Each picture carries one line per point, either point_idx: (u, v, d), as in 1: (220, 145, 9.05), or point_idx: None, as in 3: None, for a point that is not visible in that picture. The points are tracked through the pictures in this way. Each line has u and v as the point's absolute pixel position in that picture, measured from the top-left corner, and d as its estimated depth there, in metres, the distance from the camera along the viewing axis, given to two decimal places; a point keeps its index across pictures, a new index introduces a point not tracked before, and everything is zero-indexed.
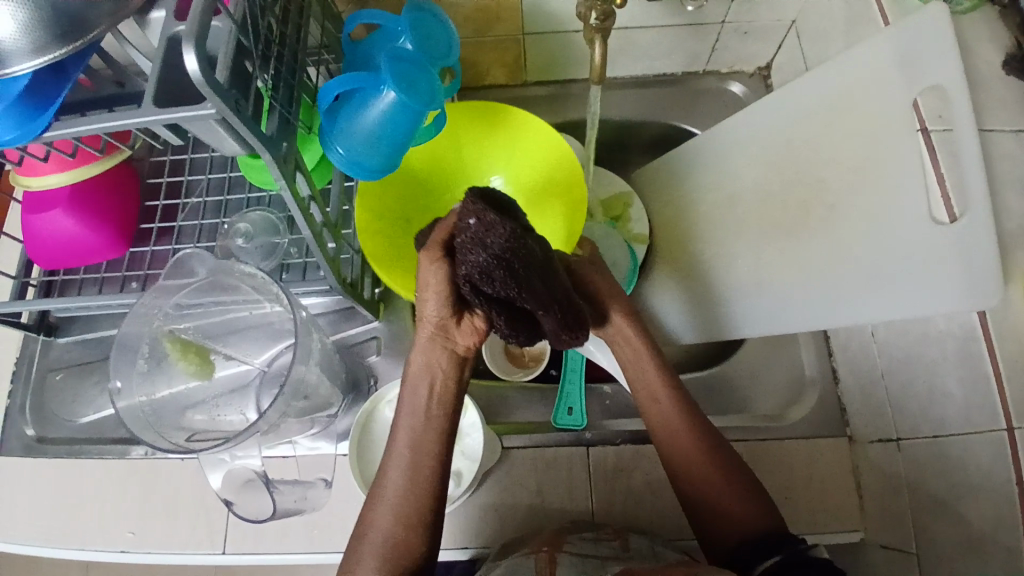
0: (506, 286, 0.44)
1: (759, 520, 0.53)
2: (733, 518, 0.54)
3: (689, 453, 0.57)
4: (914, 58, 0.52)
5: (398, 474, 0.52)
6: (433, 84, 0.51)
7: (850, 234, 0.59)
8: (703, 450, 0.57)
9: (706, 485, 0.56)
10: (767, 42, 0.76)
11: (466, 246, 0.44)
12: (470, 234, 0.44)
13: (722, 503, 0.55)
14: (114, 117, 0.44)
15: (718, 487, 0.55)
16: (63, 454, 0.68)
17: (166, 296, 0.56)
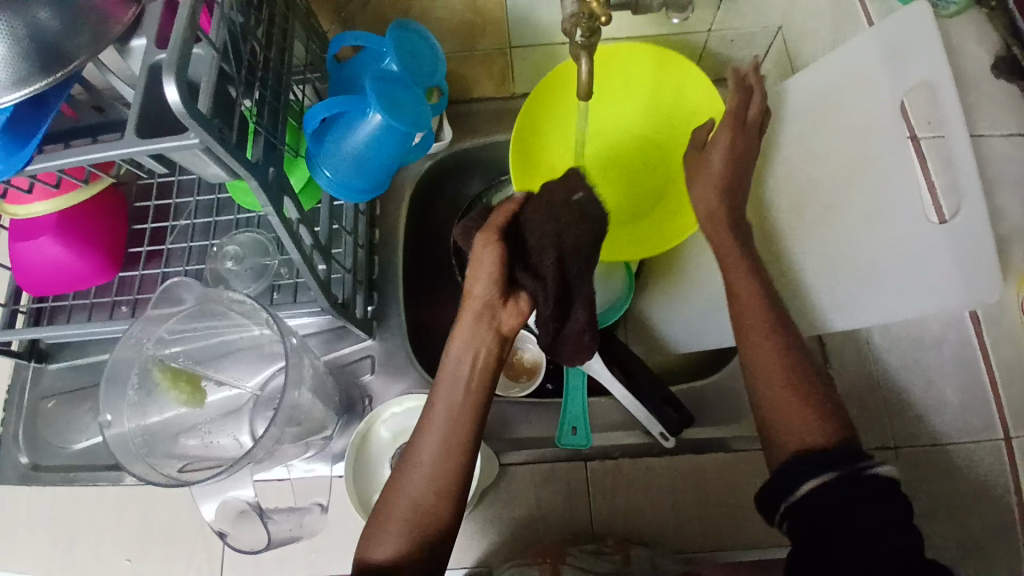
0: (572, 261, 0.49)
1: (824, 433, 0.48)
2: (791, 423, 0.49)
3: (771, 354, 0.53)
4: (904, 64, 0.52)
5: (432, 443, 0.51)
6: (420, 105, 0.51)
7: (842, 241, 0.59)
8: (788, 360, 0.52)
9: (777, 393, 0.51)
10: (754, 48, 0.74)
11: (542, 218, 0.50)
12: (548, 210, 0.50)
13: (786, 415, 0.50)
14: (97, 149, 0.44)
15: (792, 401, 0.50)
16: (58, 482, 0.68)
17: (155, 326, 0.54)
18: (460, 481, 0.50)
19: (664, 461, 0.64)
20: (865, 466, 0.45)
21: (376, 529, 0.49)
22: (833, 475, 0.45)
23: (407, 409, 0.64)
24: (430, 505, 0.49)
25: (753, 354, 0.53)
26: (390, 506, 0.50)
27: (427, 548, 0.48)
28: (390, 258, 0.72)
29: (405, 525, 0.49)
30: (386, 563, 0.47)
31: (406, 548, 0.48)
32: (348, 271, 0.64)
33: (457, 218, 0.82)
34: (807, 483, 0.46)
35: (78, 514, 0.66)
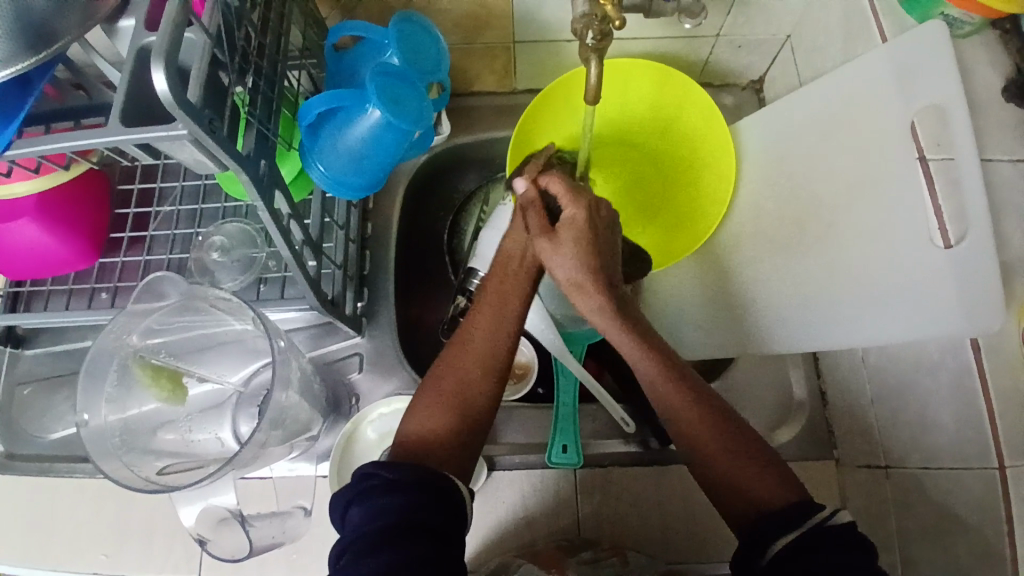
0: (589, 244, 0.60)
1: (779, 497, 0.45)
2: (750, 489, 0.45)
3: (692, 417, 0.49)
4: (917, 82, 0.50)
5: (483, 318, 0.53)
6: (422, 101, 0.49)
7: (844, 257, 0.58)
8: (713, 427, 0.48)
9: (721, 463, 0.47)
10: (761, 55, 0.72)
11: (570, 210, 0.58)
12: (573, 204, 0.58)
13: (739, 487, 0.46)
14: (80, 136, 0.41)
15: (733, 461, 0.47)
16: (32, 473, 0.66)
17: (135, 320, 0.52)
18: (502, 356, 0.52)
19: (654, 472, 0.63)
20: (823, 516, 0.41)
21: (420, 405, 0.50)
22: (796, 535, 0.41)
23: (396, 411, 0.63)
24: (475, 385, 0.51)
25: (671, 412, 0.50)
26: (439, 379, 0.51)
27: (471, 424, 0.49)
28: (381, 253, 0.71)
29: (453, 400, 0.50)
30: (428, 432, 0.48)
31: (446, 427, 0.49)
32: (339, 267, 0.63)
33: (452, 214, 0.81)
34: (774, 543, 0.41)
35: (53, 507, 0.64)
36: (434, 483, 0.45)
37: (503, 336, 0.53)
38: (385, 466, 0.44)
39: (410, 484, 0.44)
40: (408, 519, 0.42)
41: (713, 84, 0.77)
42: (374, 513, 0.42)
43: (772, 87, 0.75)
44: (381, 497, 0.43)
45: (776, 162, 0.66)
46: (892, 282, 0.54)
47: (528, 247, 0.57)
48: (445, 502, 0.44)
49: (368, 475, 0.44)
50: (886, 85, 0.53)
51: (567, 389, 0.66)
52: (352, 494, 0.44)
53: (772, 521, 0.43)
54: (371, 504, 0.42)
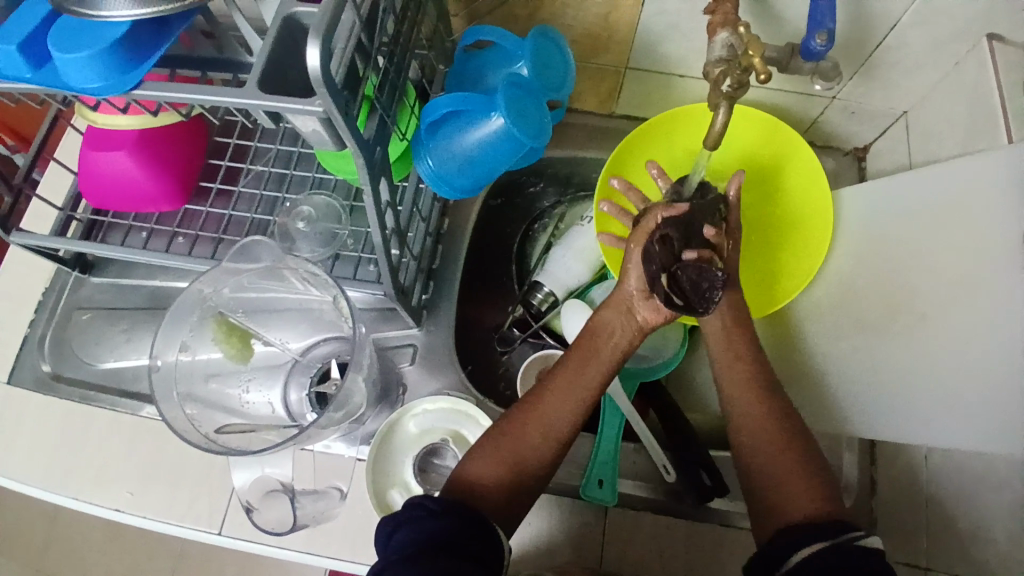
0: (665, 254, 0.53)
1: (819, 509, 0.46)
2: (792, 500, 0.47)
3: (755, 418, 0.53)
4: None
5: (558, 388, 0.53)
6: (543, 116, 0.48)
7: (929, 354, 0.55)
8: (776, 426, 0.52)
9: (765, 461, 0.50)
10: (870, 126, 0.71)
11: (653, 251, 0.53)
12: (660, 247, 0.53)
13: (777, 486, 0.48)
14: (216, 93, 0.42)
15: (779, 455, 0.50)
16: (75, 398, 0.67)
17: (227, 276, 0.53)
18: (566, 430, 0.52)
19: (687, 525, 0.62)
20: (853, 536, 0.42)
21: (480, 449, 0.51)
22: (822, 544, 0.42)
23: (439, 408, 0.63)
24: (536, 447, 0.51)
25: (742, 416, 0.53)
26: (500, 432, 0.52)
27: (519, 487, 0.50)
28: (454, 251, 0.71)
29: (510, 456, 0.50)
30: (479, 478, 0.49)
31: (502, 481, 0.49)
32: (416, 258, 0.63)
33: (527, 224, 0.81)
34: (799, 550, 0.43)
35: (88, 435, 0.65)
36: (473, 516, 0.45)
37: (572, 410, 0.53)
38: (432, 496, 0.45)
39: (453, 514, 0.44)
40: (446, 543, 0.42)
41: (815, 145, 0.76)
42: (411, 536, 0.43)
43: (875, 159, 0.73)
44: (422, 522, 0.43)
45: (875, 240, 0.64)
46: (964, 385, 0.52)
47: (618, 319, 0.56)
48: (487, 534, 0.44)
49: (416, 503, 0.45)
50: (998, 181, 0.52)
51: (613, 423, 0.65)
52: (396, 521, 0.45)
53: (801, 527, 0.44)
54: (413, 526, 0.43)
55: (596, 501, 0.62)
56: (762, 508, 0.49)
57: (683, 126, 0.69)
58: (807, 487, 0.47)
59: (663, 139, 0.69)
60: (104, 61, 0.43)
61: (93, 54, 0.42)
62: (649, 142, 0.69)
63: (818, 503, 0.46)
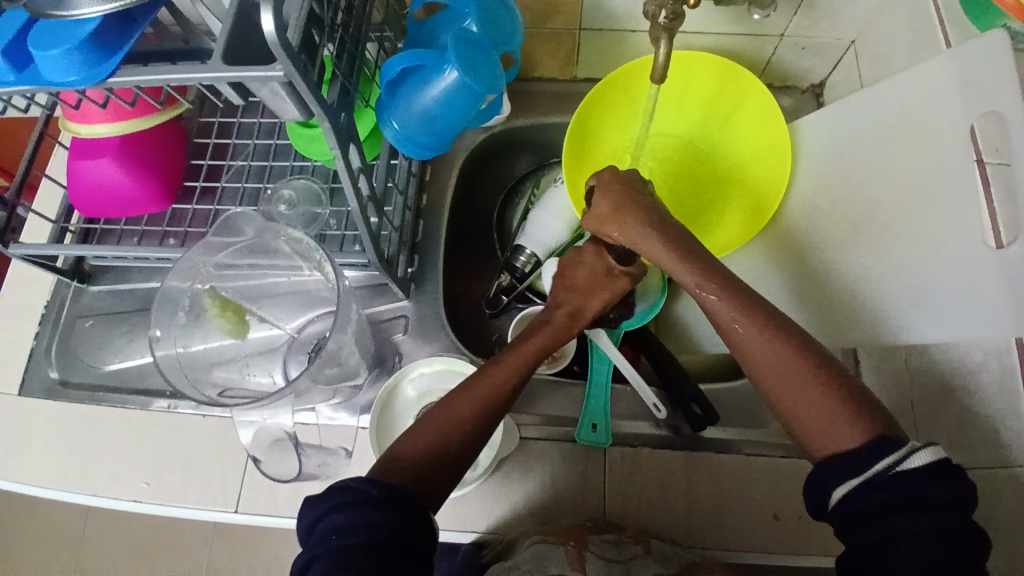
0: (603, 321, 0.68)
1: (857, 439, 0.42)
2: (822, 435, 0.44)
3: (765, 355, 0.47)
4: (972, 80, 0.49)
5: (501, 371, 0.54)
6: (496, 69, 0.51)
7: (894, 257, 0.56)
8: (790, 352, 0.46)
9: (784, 391, 0.46)
10: (823, 59, 0.73)
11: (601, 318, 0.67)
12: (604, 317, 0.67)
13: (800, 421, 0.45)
14: (183, 71, 0.45)
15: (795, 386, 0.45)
16: (84, 400, 0.69)
17: (211, 254, 0.56)
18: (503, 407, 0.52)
19: (683, 457, 0.64)
20: (891, 462, 0.40)
21: (415, 428, 0.50)
22: (859, 480, 0.41)
23: (435, 370, 0.65)
24: (479, 427, 0.51)
25: (748, 354, 0.48)
26: (437, 411, 0.51)
27: (453, 465, 0.49)
28: (434, 222, 0.73)
29: (447, 434, 0.49)
30: (415, 457, 0.48)
31: (441, 455, 0.49)
32: (397, 229, 0.65)
33: (504, 194, 0.83)
34: (837, 490, 0.42)
35: (99, 432, 0.68)
36: (410, 504, 0.44)
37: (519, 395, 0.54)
38: (369, 482, 0.44)
39: (390, 505, 0.43)
40: (382, 538, 0.42)
41: (773, 86, 0.78)
42: (345, 524, 0.42)
43: (832, 92, 0.75)
44: (356, 511, 0.42)
45: (835, 158, 0.64)
46: (925, 283, 0.52)
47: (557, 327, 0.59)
48: (421, 521, 0.44)
49: (348, 489, 0.44)
50: (941, 80, 0.53)
51: (601, 371, 0.67)
52: (330, 506, 0.43)
53: (839, 462, 0.42)
54: (348, 514, 0.42)
55: (591, 445, 0.64)
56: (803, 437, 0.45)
57: (635, 77, 0.70)
58: (838, 418, 0.43)
59: (619, 91, 0.71)
60: (77, 55, 0.45)
61: (64, 50, 0.44)
62: (605, 94, 0.71)
63: (857, 430, 0.42)
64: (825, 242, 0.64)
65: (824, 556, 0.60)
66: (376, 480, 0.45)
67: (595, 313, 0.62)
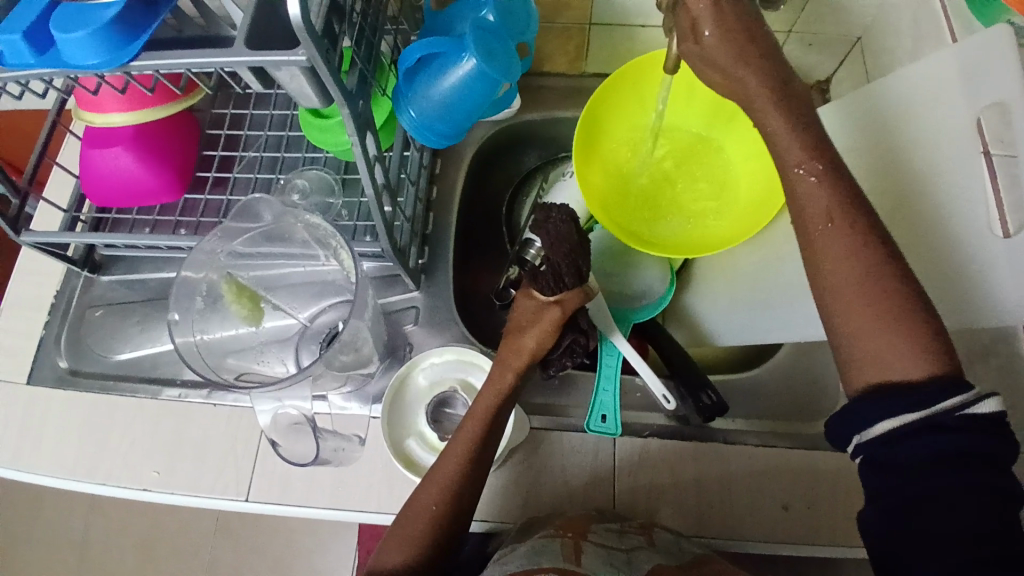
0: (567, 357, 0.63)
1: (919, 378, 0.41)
2: (888, 370, 0.42)
3: (847, 279, 0.44)
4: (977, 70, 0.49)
5: (453, 462, 0.55)
6: (513, 59, 0.52)
7: (899, 244, 0.55)
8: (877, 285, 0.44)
9: (853, 319, 0.44)
10: (829, 56, 0.74)
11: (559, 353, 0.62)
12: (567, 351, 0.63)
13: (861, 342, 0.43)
14: (207, 56, 0.45)
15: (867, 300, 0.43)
16: (95, 389, 0.69)
17: (230, 240, 0.56)
18: (465, 494, 0.54)
19: (693, 447, 0.65)
20: (956, 404, 0.39)
21: (391, 536, 0.54)
22: (918, 417, 0.40)
23: (447, 360, 0.65)
24: (447, 522, 0.53)
25: (827, 284, 0.45)
26: (409, 513, 0.54)
27: (435, 560, 0.53)
28: (445, 214, 0.74)
29: (422, 539, 0.53)
30: (399, 567, 0.51)
31: (415, 557, 0.52)
32: (409, 219, 0.65)
33: (513, 187, 0.84)
34: (883, 425, 0.41)
35: (110, 421, 0.68)
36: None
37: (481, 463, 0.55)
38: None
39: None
40: None
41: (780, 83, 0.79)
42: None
43: (839, 88, 0.76)
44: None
45: (843, 152, 0.64)
46: (929, 271, 0.52)
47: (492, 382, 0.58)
48: None
49: None
50: (945, 66, 0.52)
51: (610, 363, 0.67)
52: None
53: (895, 397, 0.41)
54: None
55: (601, 436, 0.65)
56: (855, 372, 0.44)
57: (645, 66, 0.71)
58: (904, 354, 0.42)
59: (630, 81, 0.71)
60: (101, 37, 0.45)
61: (90, 32, 0.45)
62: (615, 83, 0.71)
63: (927, 366, 0.41)
64: None
65: (831, 544, 0.61)
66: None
67: (529, 350, 0.58)
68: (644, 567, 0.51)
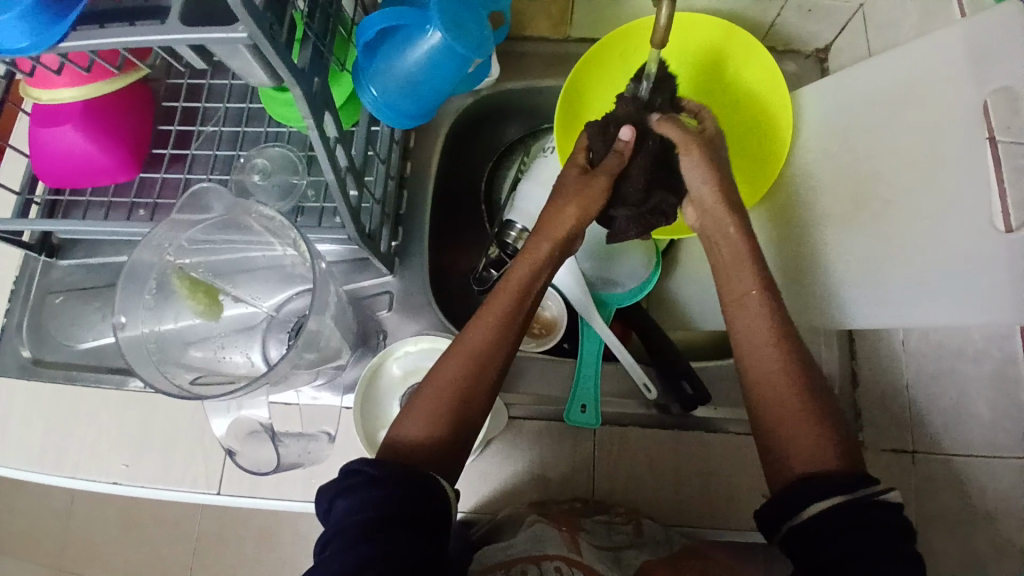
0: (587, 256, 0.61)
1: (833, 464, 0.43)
2: (803, 455, 0.44)
3: (768, 374, 0.48)
4: (988, 51, 0.45)
5: (476, 338, 0.50)
6: (485, 30, 0.48)
7: (899, 232, 0.52)
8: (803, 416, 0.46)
9: (780, 422, 0.46)
10: (829, 23, 0.69)
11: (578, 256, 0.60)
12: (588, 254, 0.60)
13: (789, 438, 0.45)
14: (136, 32, 0.40)
15: (791, 396, 0.47)
16: (59, 378, 0.67)
17: (179, 231, 0.52)
18: (490, 373, 0.50)
19: (673, 437, 0.63)
20: (866, 494, 0.41)
21: (412, 405, 0.49)
22: (840, 498, 0.41)
23: (421, 348, 0.62)
24: (470, 398, 0.49)
25: (750, 360, 0.49)
26: (433, 383, 0.49)
27: (458, 436, 0.48)
28: (419, 193, 0.70)
29: (444, 411, 0.48)
30: (419, 438, 0.47)
31: (437, 429, 0.47)
32: (378, 202, 0.61)
33: (493, 161, 0.80)
34: (808, 508, 0.41)
35: (76, 412, 0.66)
36: (418, 483, 0.43)
37: (508, 340, 0.51)
38: (370, 461, 0.44)
39: (397, 479, 0.42)
40: (393, 515, 0.41)
41: (776, 50, 0.74)
42: (351, 525, 0.40)
43: (838, 57, 0.71)
44: (364, 491, 0.42)
45: (840, 132, 0.60)
46: (926, 265, 0.49)
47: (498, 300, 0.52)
48: (431, 506, 0.43)
49: (353, 471, 0.44)
50: (954, 46, 0.48)
51: (591, 353, 0.65)
52: (336, 488, 0.43)
53: (814, 483, 0.42)
54: (354, 499, 0.42)
55: (580, 427, 0.62)
56: (773, 459, 0.46)
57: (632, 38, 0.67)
58: (819, 446, 0.44)
59: (616, 54, 0.68)
60: (32, 19, 0.41)
61: (19, 14, 0.40)
62: (599, 56, 0.67)
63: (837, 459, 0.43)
64: (821, 218, 0.61)
65: None
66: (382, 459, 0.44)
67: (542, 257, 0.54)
68: (634, 566, 0.50)
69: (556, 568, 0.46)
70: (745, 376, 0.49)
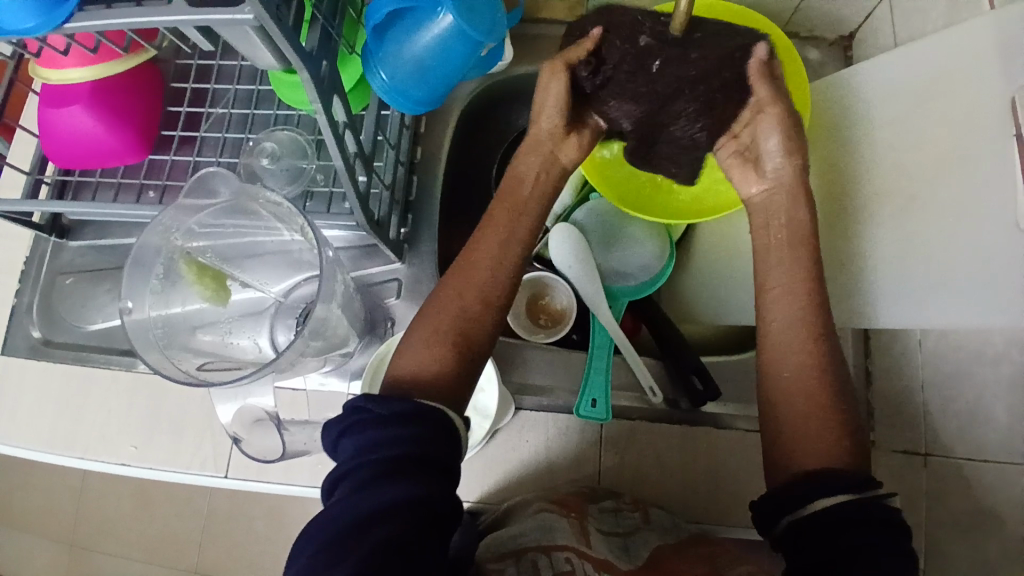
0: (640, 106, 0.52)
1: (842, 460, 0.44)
2: (817, 455, 0.44)
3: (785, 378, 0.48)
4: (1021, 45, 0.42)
5: (485, 252, 0.52)
6: (497, 13, 0.47)
7: (923, 230, 0.50)
8: (823, 424, 0.46)
9: (795, 424, 0.46)
10: (855, 7, 0.66)
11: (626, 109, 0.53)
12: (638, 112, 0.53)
13: (799, 435, 0.46)
14: (139, 12, 0.38)
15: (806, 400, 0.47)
16: (69, 359, 0.67)
17: (185, 216, 0.51)
18: (503, 286, 0.51)
19: (681, 432, 0.62)
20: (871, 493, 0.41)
21: (413, 341, 0.48)
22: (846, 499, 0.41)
23: None
24: (477, 318, 0.49)
25: (774, 362, 0.49)
26: (437, 312, 0.49)
27: (466, 360, 0.48)
28: (428, 179, 0.69)
29: (450, 341, 0.48)
30: (421, 364, 0.47)
31: (445, 355, 0.47)
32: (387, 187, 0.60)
33: (505, 147, 0.79)
34: (821, 500, 0.41)
35: (86, 393, 0.66)
36: (431, 417, 0.43)
37: (505, 271, 0.51)
38: (376, 401, 0.43)
39: (412, 417, 0.42)
40: (409, 454, 0.40)
41: (799, 36, 0.72)
42: (365, 465, 0.40)
43: (862, 44, 0.69)
44: (377, 429, 0.41)
45: (863, 123, 0.58)
46: (950, 265, 0.47)
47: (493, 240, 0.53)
48: (443, 433, 0.43)
49: (359, 408, 0.43)
50: (988, 37, 0.45)
51: (600, 344, 0.63)
52: (344, 426, 0.43)
53: (825, 477, 0.42)
54: (366, 435, 0.41)
55: (590, 421, 0.61)
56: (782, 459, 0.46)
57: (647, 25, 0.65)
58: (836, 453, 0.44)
59: None
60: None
61: None
62: None
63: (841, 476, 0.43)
64: (840, 212, 0.59)
65: None
66: (389, 397, 0.44)
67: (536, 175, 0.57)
68: (644, 554, 0.49)
69: (566, 559, 0.45)
70: (767, 381, 0.49)
